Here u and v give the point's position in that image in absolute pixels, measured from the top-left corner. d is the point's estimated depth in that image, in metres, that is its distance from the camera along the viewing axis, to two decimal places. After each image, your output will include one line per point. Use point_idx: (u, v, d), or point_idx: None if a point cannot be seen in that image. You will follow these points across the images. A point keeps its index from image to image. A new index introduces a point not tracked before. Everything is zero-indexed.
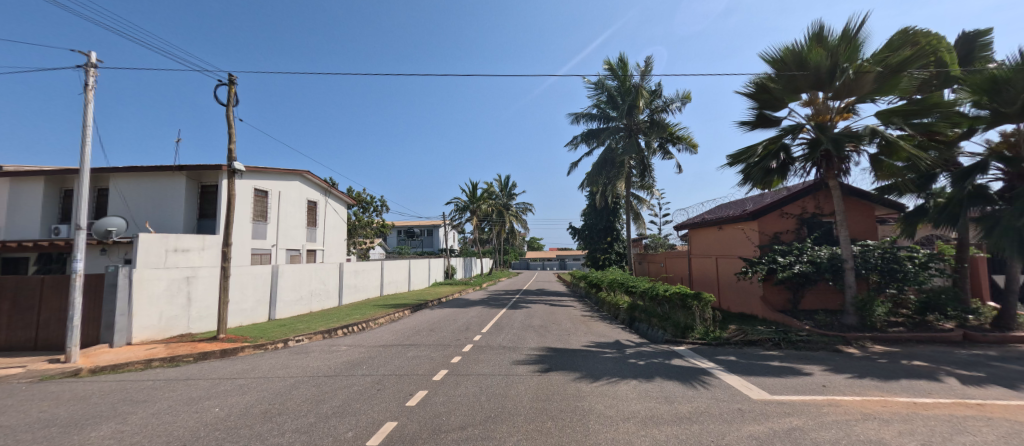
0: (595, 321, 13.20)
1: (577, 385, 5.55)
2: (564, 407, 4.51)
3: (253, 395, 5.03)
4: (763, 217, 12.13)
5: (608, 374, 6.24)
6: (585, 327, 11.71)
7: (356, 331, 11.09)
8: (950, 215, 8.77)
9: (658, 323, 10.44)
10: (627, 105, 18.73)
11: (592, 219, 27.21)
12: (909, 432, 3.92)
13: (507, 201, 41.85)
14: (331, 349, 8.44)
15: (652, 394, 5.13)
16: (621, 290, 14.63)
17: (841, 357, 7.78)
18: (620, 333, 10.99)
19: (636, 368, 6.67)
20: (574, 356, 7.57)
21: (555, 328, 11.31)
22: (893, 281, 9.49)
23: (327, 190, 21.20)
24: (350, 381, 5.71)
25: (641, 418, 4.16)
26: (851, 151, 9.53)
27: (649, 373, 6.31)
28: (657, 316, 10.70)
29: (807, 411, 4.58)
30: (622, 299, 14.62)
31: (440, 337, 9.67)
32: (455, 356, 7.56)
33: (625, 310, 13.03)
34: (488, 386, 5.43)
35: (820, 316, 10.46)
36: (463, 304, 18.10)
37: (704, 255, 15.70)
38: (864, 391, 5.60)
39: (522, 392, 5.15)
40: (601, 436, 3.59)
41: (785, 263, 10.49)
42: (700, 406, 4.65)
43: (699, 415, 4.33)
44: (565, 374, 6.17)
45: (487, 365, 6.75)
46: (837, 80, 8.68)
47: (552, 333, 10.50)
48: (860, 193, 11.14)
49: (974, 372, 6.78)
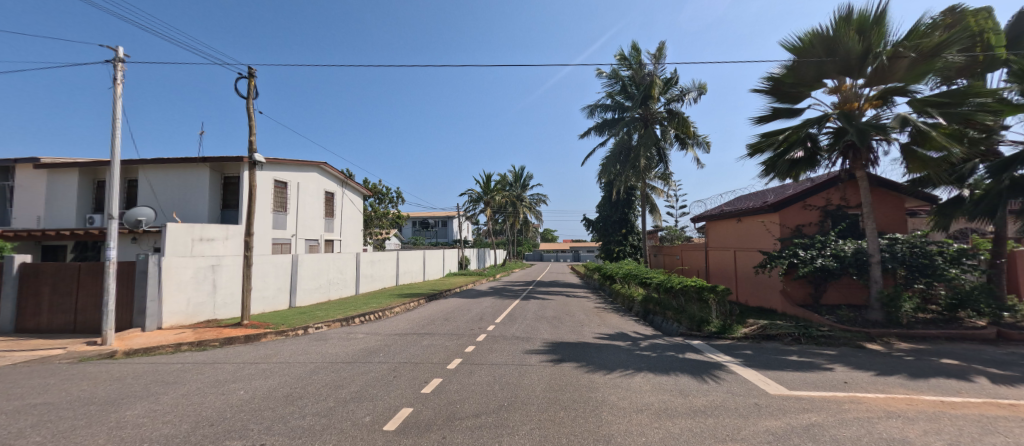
0: (609, 313, 13.21)
1: (591, 376, 5.54)
2: (576, 397, 4.52)
3: (275, 379, 5.19)
4: (784, 209, 11.81)
5: (622, 366, 6.22)
6: (599, 319, 11.73)
7: (372, 320, 11.31)
8: (986, 208, 8.39)
9: (672, 316, 10.31)
10: (641, 96, 18.43)
11: (606, 211, 26.96)
12: (935, 431, 3.82)
13: (521, 193, 41.77)
14: (349, 336, 8.65)
15: (666, 387, 5.10)
16: (635, 282, 14.52)
17: (865, 353, 7.59)
18: (634, 325, 10.97)
19: (651, 362, 6.62)
20: (587, 348, 7.56)
21: (568, 320, 11.31)
22: (921, 276, 9.19)
23: (344, 181, 21.54)
24: (367, 368, 5.85)
25: (655, 410, 4.15)
26: (881, 141, 9.22)
27: (665, 367, 6.26)
28: (672, 309, 10.53)
29: (827, 407, 4.50)
30: (636, 291, 14.51)
31: (455, 327, 9.80)
32: (469, 345, 7.68)
33: (639, 302, 12.94)
34: (504, 375, 5.51)
35: (843, 311, 10.25)
36: (477, 295, 18.21)
37: (722, 248, 15.42)
38: (888, 389, 5.46)
39: (536, 382, 5.18)
40: (615, 428, 3.59)
41: (806, 257, 10.26)
42: (715, 400, 4.60)
43: (714, 409, 4.28)
44: (580, 366, 6.17)
45: (501, 355, 6.82)
46: (868, 66, 8.40)
47: (565, 324, 10.52)
48: (889, 184, 10.80)
49: (1007, 372, 6.55)
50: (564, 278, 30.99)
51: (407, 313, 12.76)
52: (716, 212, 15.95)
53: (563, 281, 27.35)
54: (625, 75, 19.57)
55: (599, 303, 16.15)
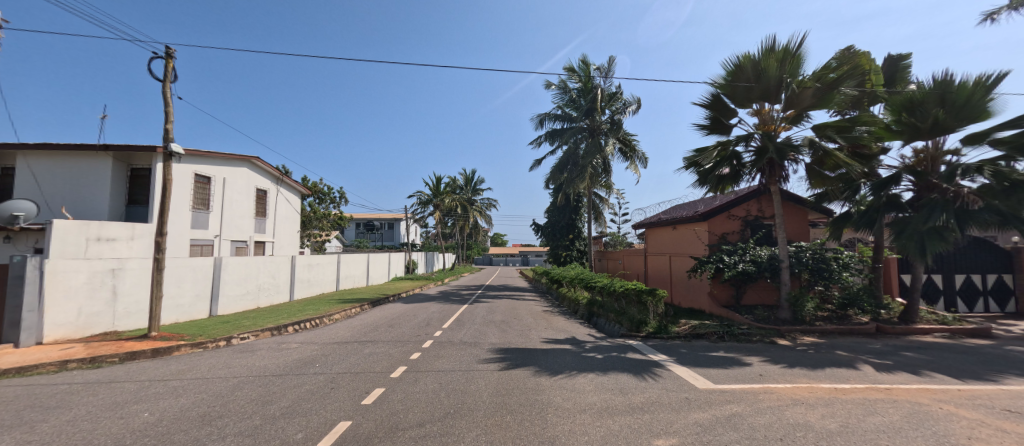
0: (556, 316, 13.70)
1: (538, 379, 5.82)
2: (523, 400, 4.78)
3: (189, 397, 4.94)
4: (712, 218, 12.99)
5: (567, 368, 6.57)
6: (546, 322, 12.13)
7: (308, 328, 10.90)
8: (868, 220, 9.69)
9: (614, 318, 10.96)
10: (588, 107, 19.28)
11: (555, 217, 27.71)
12: (830, 415, 4.52)
13: (471, 196, 41.81)
14: (280, 347, 8.31)
15: (607, 386, 5.49)
16: (581, 286, 15.19)
17: (777, 348, 8.58)
18: (580, 328, 11.51)
19: (594, 363, 7.03)
20: (534, 352, 7.88)
21: (516, 324, 11.61)
22: (820, 279, 10.57)
23: (279, 178, 20.42)
24: (300, 380, 5.72)
25: (597, 410, 4.49)
26: (791, 160, 10.47)
27: (607, 367, 6.70)
28: (614, 311, 11.22)
29: (745, 398, 5.11)
30: (582, 295, 15.16)
31: (400, 334, 9.72)
32: (415, 352, 7.72)
33: (584, 305, 13.57)
34: (450, 381, 5.65)
35: (759, 310, 11.47)
36: (423, 300, 17.94)
37: (659, 254, 16.56)
38: (794, 379, 6.28)
39: (483, 387, 5.38)
40: (558, 429, 3.87)
41: (730, 263, 11.36)
42: (651, 397, 5.05)
43: (650, 405, 4.71)
44: (528, 369, 6.44)
45: (448, 361, 6.94)
46: (782, 93, 9.54)
47: (514, 328, 10.80)
48: (796, 198, 12.24)
49: (883, 360, 7.77)
50: (513, 282, 31.45)
51: (348, 319, 12.42)
52: (654, 221, 17.11)
53: (512, 285, 27.74)
54: (574, 87, 20.38)
55: (547, 306, 16.68)
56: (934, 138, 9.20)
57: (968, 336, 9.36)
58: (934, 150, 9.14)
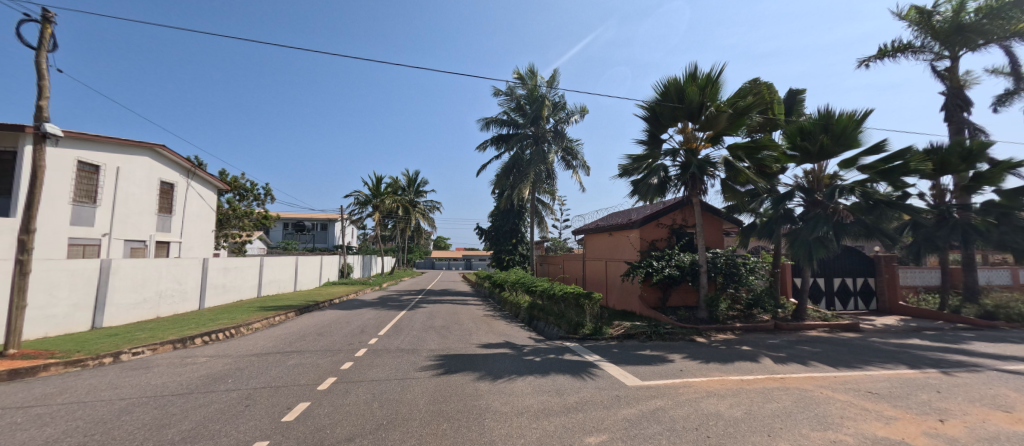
0: (497, 320, 13.98)
1: (479, 383, 6.04)
2: (462, 407, 4.95)
3: (65, 424, 4.44)
4: (643, 226, 14.01)
5: (506, 372, 6.85)
6: (486, 327, 12.35)
7: (218, 339, 10.14)
8: (768, 230, 11.05)
9: (553, 321, 11.44)
10: (534, 114, 19.84)
11: (499, 221, 28.08)
12: (737, 405, 5.21)
13: (414, 198, 41.15)
14: (183, 362, 7.70)
15: (545, 388, 5.82)
16: (522, 290, 15.60)
17: (695, 345, 9.53)
18: (520, 331, 11.86)
19: (532, 366, 7.36)
20: (474, 358, 8.06)
21: (457, 329, 11.71)
22: (732, 282, 11.83)
23: (190, 171, 18.77)
24: (209, 398, 5.42)
25: (534, 412, 4.78)
26: (709, 175, 11.63)
27: (546, 369, 7.07)
28: (553, 314, 11.69)
29: (668, 393, 5.68)
30: (523, 298, 15.55)
31: (331, 342, 9.44)
32: (348, 361, 7.59)
33: (524, 308, 13.97)
34: (386, 391, 5.69)
35: (682, 311, 12.54)
36: (358, 306, 17.36)
37: (596, 259, 17.49)
38: (709, 373, 7.07)
39: (419, 395, 5.47)
40: (495, 433, 4.10)
41: (658, 267, 12.30)
42: (585, 396, 5.45)
43: (583, 404, 5.10)
44: (468, 375, 6.62)
45: (383, 370, 6.90)
46: (703, 115, 10.62)
47: (454, 333, 10.91)
48: (713, 210, 13.62)
49: (780, 353, 8.95)
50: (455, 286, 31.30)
51: (269, 329, 11.75)
52: (592, 227, 18.02)
53: (454, 289, 27.64)
54: (521, 93, 20.87)
55: (489, 310, 16.92)
56: (818, 161, 10.75)
57: (847, 330, 11.04)
58: (818, 173, 10.68)
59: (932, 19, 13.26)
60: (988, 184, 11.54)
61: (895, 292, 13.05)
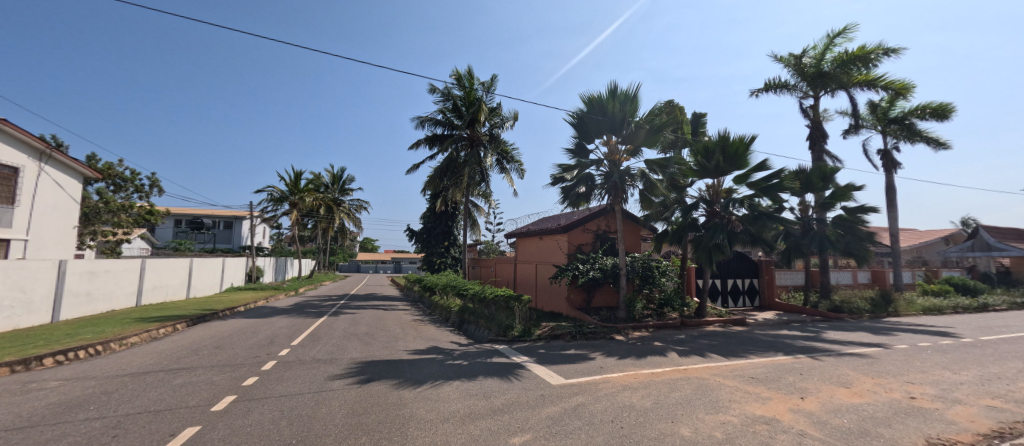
0: (427, 325, 13.87)
1: (404, 391, 6.09)
2: (382, 418, 4.96)
3: None
4: (571, 231, 14.84)
5: (431, 378, 6.93)
6: (414, 332, 12.24)
7: (80, 358, 8.39)
8: (677, 236, 12.33)
9: (484, 324, 11.65)
10: (470, 117, 19.98)
11: (431, 223, 27.79)
12: (646, 396, 5.84)
13: (338, 196, 39.16)
14: (27, 388, 6.24)
15: (471, 392, 6.00)
16: (453, 293, 15.63)
17: (614, 343, 10.35)
18: (450, 335, 11.91)
19: (459, 370, 7.52)
20: (399, 364, 8.02)
21: (382, 336, 11.44)
22: (647, 284, 12.96)
23: (44, 153, 15.81)
24: (64, 429, 4.47)
25: (459, 417, 4.95)
26: (629, 185, 12.65)
27: (474, 372, 7.26)
28: (483, 317, 11.88)
29: (588, 389, 6.17)
30: (454, 302, 15.57)
31: (231, 356, 8.70)
32: (251, 377, 7.06)
33: (455, 312, 14.00)
34: (300, 406, 5.45)
35: (604, 311, 13.45)
36: (267, 314, 15.97)
37: (527, 262, 18.06)
38: (625, 368, 7.78)
39: (334, 409, 5.32)
40: (418, 442, 4.20)
41: (583, 270, 13.11)
42: (512, 397, 5.74)
43: (509, 405, 5.37)
44: (391, 383, 6.58)
45: (291, 385, 6.54)
46: (625, 129, 11.57)
47: (378, 341, 10.68)
48: (632, 217, 14.81)
49: (685, 347, 10.06)
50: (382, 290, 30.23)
51: (149, 344, 10.24)
52: (523, 231, 18.60)
53: (380, 294, 26.69)
54: (457, 94, 20.88)
55: (417, 315, 16.68)
56: (717, 177, 12.25)
57: (738, 325, 12.71)
58: (717, 187, 12.16)
59: (801, 62, 15.91)
60: (840, 200, 13.85)
61: (772, 289, 15.27)
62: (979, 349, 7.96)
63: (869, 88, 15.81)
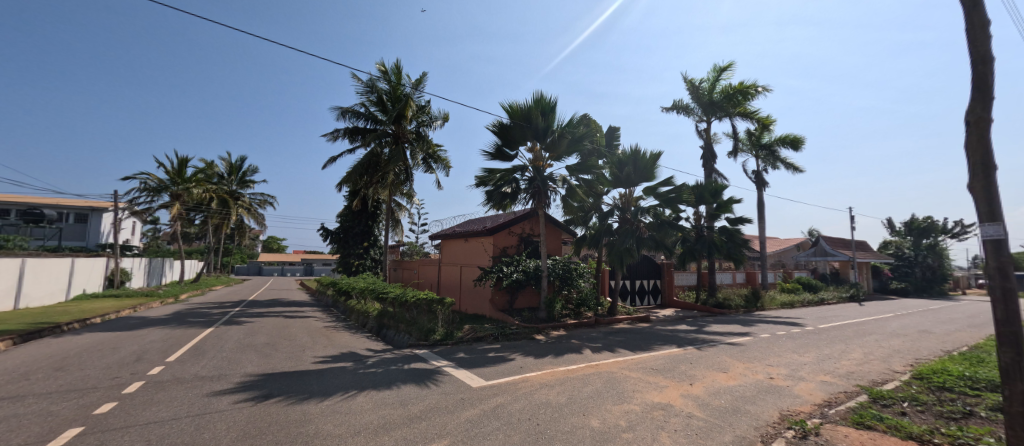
0: (340, 332, 13.08)
1: (310, 407, 5.69)
2: (285, 434, 4.67)
3: None
4: (496, 233, 15.17)
5: (342, 390, 6.65)
6: (325, 340, 11.48)
7: None
8: (593, 240, 13.23)
9: (404, 329, 11.23)
10: (396, 113, 19.38)
11: (350, 223, 26.39)
12: (561, 392, 6.32)
13: (235, 189, 35.32)
14: None
15: (387, 401, 5.93)
16: (372, 298, 14.97)
17: (533, 343, 10.85)
18: (365, 342, 11.38)
19: (374, 379, 7.30)
20: (305, 376, 7.58)
21: (285, 347, 10.53)
22: (566, 285, 13.75)
23: None
24: None
25: (373, 429, 4.86)
26: (552, 191, 13.28)
27: (390, 381, 7.11)
28: (404, 322, 11.49)
29: (507, 389, 6.46)
30: (372, 307, 14.97)
31: (80, 379, 6.82)
32: (106, 403, 5.61)
33: (373, 317, 13.29)
34: (177, 431, 4.67)
35: (526, 313, 13.93)
36: (135, 325, 13.57)
37: (451, 264, 18.06)
38: (542, 366, 8.24)
39: (227, 429, 4.82)
40: None
41: (507, 273, 13.50)
42: (429, 404, 5.79)
43: (426, 412, 5.43)
44: (293, 401, 6.06)
45: (164, 410, 5.41)
46: (548, 137, 12.21)
47: (282, 352, 9.89)
48: (555, 221, 15.55)
49: (598, 344, 10.87)
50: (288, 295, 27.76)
51: None
52: (448, 232, 18.53)
53: (285, 300, 24.47)
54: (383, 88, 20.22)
55: (329, 322, 15.64)
56: (628, 187, 13.45)
57: (642, 322, 14.05)
58: (628, 196, 13.32)
59: (699, 87, 18.16)
60: (725, 211, 15.92)
61: (671, 289, 17.17)
62: (818, 334, 9.83)
63: (747, 119, 18.47)
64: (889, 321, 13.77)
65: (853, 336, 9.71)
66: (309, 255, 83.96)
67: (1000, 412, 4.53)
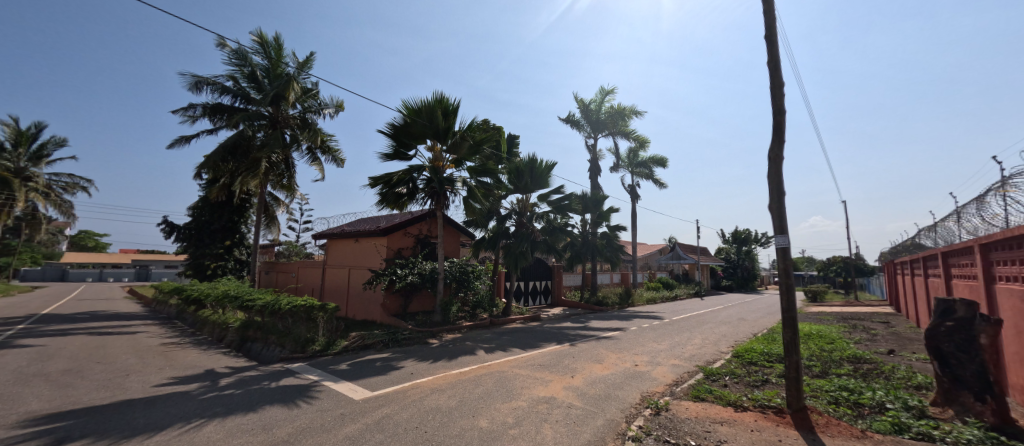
0: (184, 347, 10.88)
1: (146, 435, 4.70)
2: None
3: None
4: (390, 234, 14.74)
5: (183, 419, 5.28)
6: (161, 357, 9.34)
7: None
8: (490, 242, 13.72)
9: (275, 341, 9.93)
10: (274, 94, 16.83)
11: (208, 217, 22.50)
12: (452, 395, 6.58)
13: (25, 165, 27.89)
14: None
15: (244, 428, 4.99)
16: (232, 304, 12.60)
17: (426, 347, 10.85)
18: (221, 360, 9.40)
19: (228, 403, 6.08)
20: (120, 406, 5.77)
21: (96, 370, 7.96)
22: (462, 287, 13.96)
23: None
24: None
25: None
26: (452, 192, 13.46)
27: (257, 402, 6.11)
28: (275, 333, 10.08)
29: (394, 399, 6.43)
30: (233, 316, 12.61)
31: None
32: None
33: (234, 329, 11.25)
34: None
35: (419, 316, 13.82)
36: None
37: (338, 266, 17.01)
38: (434, 371, 8.36)
39: None
40: None
41: (401, 275, 13.21)
42: (302, 423, 5.26)
43: (298, 434, 4.87)
44: (94, 441, 4.51)
45: None
46: (449, 138, 12.44)
47: (96, 373, 7.60)
48: (454, 223, 15.77)
49: (491, 344, 11.30)
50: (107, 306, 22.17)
51: None
52: (335, 230, 17.35)
53: (104, 311, 19.51)
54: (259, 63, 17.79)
55: (171, 336, 13.03)
56: (525, 194, 14.31)
57: (533, 321, 14.99)
58: (525, 201, 14.14)
59: (588, 106, 20.10)
60: (604, 219, 17.86)
61: (559, 289, 18.61)
62: (672, 325, 11.68)
63: (627, 138, 20.96)
64: (720, 312, 17.07)
65: (696, 326, 11.76)
66: (142, 254, 68.82)
67: (783, 378, 6.08)
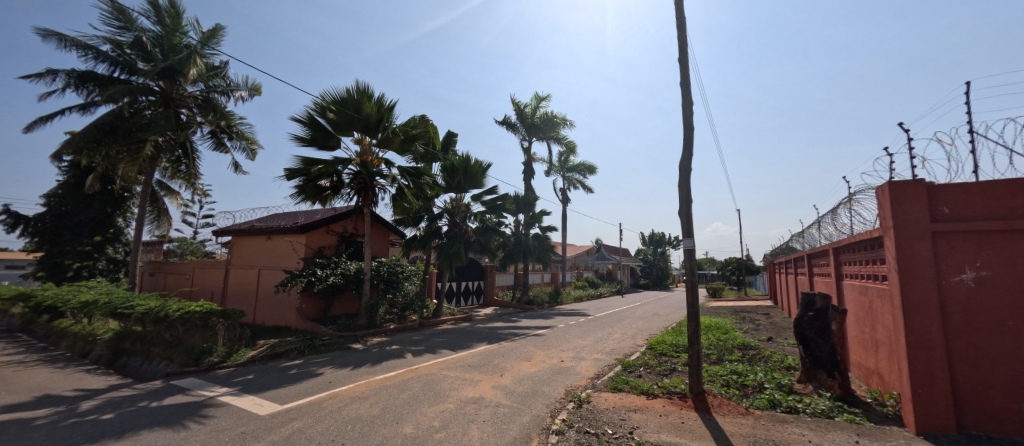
0: (36, 366, 9.22)
1: None
2: None
3: None
4: (310, 232, 13.88)
5: None
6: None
7: None
8: (420, 242, 13.55)
9: (159, 353, 8.81)
10: (166, 68, 14.49)
11: (71, 207, 18.34)
12: (375, 403, 6.43)
13: None
14: None
15: None
16: (101, 314, 10.93)
17: (348, 352, 10.44)
18: (82, 377, 8.24)
19: (98, 429, 5.34)
20: None
21: None
22: (389, 288, 13.59)
23: None
24: None
25: None
26: (379, 188, 13.12)
27: (129, 427, 5.35)
28: (160, 344, 9.01)
29: (307, 411, 6.13)
30: (102, 327, 10.90)
31: None
32: None
33: (104, 342, 9.76)
34: None
35: (341, 320, 13.23)
36: None
37: (246, 265, 15.59)
38: (355, 378, 8.07)
39: None
40: None
41: (321, 276, 12.51)
42: None
43: None
44: None
45: None
46: (379, 132, 12.11)
47: None
48: (383, 221, 15.35)
49: (419, 346, 11.17)
50: None
51: None
52: (242, 226, 15.83)
53: None
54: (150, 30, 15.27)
55: (17, 353, 10.87)
56: (458, 193, 14.39)
57: (465, 321, 15.10)
58: (458, 201, 14.21)
59: (523, 110, 20.67)
60: (535, 221, 18.50)
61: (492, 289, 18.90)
62: (594, 322, 12.50)
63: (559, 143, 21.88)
64: (637, 308, 18.58)
65: (616, 321, 12.70)
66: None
67: (686, 367, 6.83)
